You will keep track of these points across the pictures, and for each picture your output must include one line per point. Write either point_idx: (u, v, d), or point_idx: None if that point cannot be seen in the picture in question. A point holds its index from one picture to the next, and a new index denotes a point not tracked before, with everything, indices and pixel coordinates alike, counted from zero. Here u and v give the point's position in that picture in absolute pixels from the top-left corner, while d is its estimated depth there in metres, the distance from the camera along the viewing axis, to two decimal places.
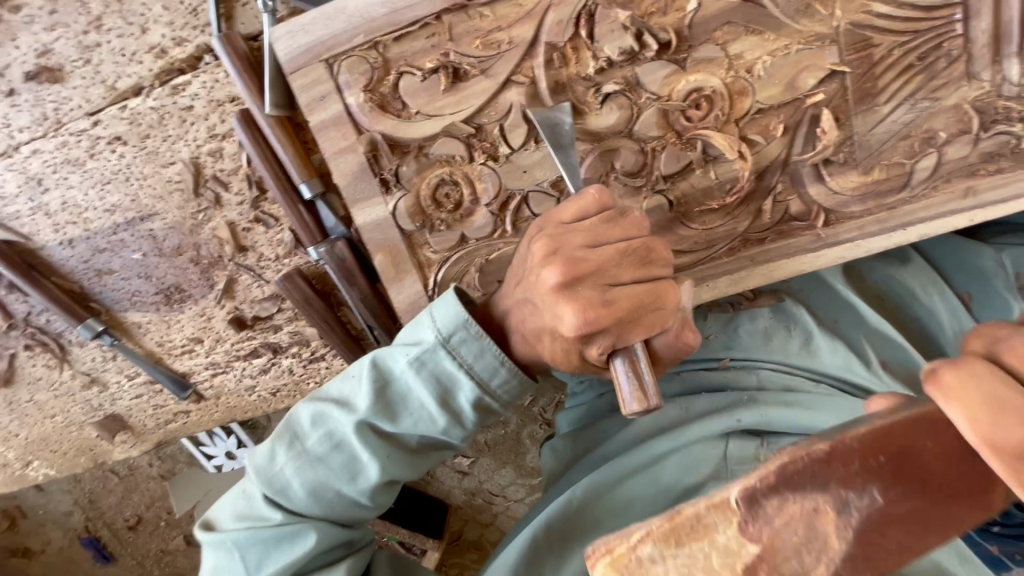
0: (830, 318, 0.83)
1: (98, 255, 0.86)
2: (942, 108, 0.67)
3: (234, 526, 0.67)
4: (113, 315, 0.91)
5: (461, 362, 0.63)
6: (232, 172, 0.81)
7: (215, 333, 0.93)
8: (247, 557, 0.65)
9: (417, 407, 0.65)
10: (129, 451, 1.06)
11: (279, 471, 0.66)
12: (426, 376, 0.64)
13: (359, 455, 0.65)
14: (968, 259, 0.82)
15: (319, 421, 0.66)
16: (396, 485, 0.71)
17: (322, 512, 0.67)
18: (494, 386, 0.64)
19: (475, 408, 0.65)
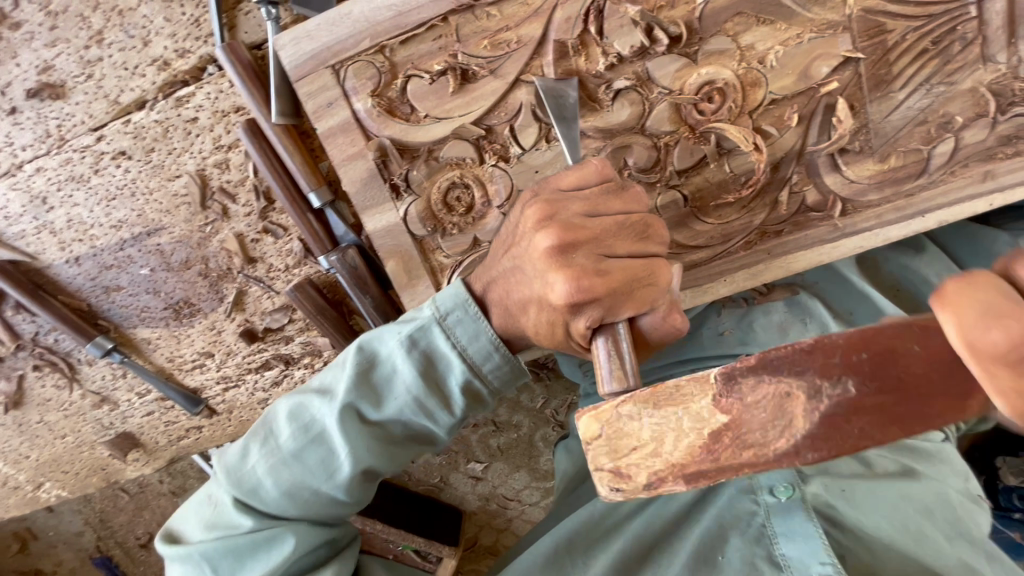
0: (845, 309, 0.81)
1: (106, 271, 0.85)
2: (958, 92, 0.66)
3: (202, 534, 0.65)
4: (122, 331, 0.90)
5: (455, 343, 0.62)
6: (239, 182, 0.80)
7: (226, 347, 0.92)
8: (219, 567, 0.64)
9: (401, 394, 0.63)
10: (142, 469, 1.05)
11: (251, 471, 0.64)
12: (415, 357, 0.62)
13: (337, 449, 0.63)
14: (986, 245, 0.81)
15: (295, 416, 0.65)
16: (376, 480, 0.69)
17: (297, 513, 0.65)
18: (486, 370, 0.63)
19: (465, 393, 0.64)
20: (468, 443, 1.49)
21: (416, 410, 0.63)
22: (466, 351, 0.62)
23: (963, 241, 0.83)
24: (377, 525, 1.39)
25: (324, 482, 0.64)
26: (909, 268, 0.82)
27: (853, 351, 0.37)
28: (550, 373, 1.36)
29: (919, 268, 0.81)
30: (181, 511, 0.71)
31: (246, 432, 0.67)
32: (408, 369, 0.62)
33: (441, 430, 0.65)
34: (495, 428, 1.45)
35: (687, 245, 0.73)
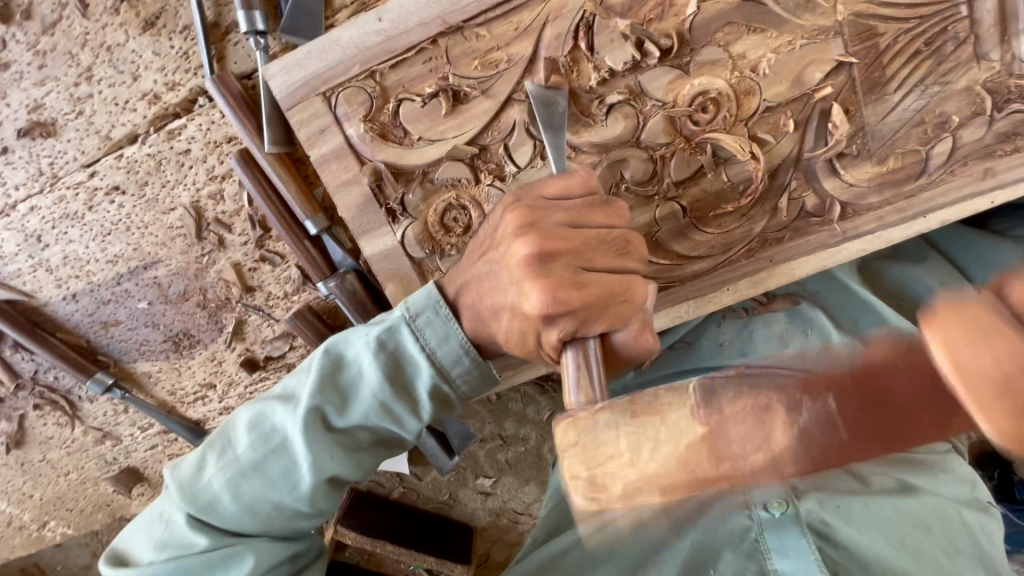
0: (849, 319, 0.80)
1: (103, 306, 0.85)
2: (953, 92, 0.66)
3: (155, 555, 0.64)
4: (122, 366, 0.89)
5: (424, 343, 0.62)
6: (234, 213, 0.79)
7: (227, 377, 0.90)
8: None
9: (366, 397, 0.63)
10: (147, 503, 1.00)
11: (207, 484, 0.64)
12: (383, 358, 0.62)
13: (299, 458, 0.63)
14: (988, 249, 0.80)
15: (256, 425, 0.64)
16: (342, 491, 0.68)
17: (257, 529, 0.65)
18: (455, 374, 0.63)
19: (433, 397, 0.64)
20: (476, 458, 1.47)
21: (380, 414, 0.64)
22: (430, 353, 0.62)
23: (968, 240, 0.81)
24: (386, 547, 1.39)
25: (284, 494, 0.63)
26: (911, 273, 0.81)
27: (833, 378, 0.38)
28: (556, 385, 1.37)
29: (922, 272, 0.80)
30: (127, 532, 0.70)
31: (201, 444, 0.66)
32: (375, 372, 0.62)
33: (408, 432, 0.66)
34: (502, 442, 1.45)
35: (688, 256, 0.73)
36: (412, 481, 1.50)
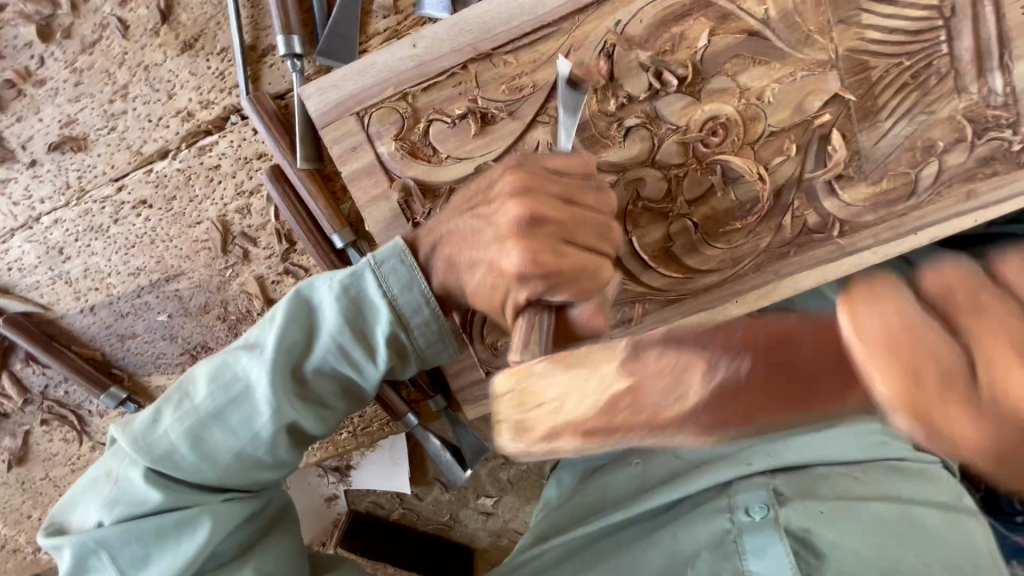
0: None
1: (122, 319, 0.85)
2: (938, 120, 0.72)
3: (104, 514, 0.62)
4: (136, 380, 0.88)
5: (387, 291, 0.64)
6: (260, 227, 0.81)
7: None
8: (125, 552, 0.61)
9: (327, 344, 0.65)
10: None
11: (162, 436, 0.62)
12: (346, 306, 0.64)
13: (258, 405, 0.63)
14: None
15: (215, 376, 0.64)
16: (300, 448, 0.68)
17: (213, 479, 0.64)
18: (414, 325, 0.66)
19: (392, 346, 0.66)
20: (478, 478, 1.48)
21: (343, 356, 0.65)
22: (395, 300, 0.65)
23: None
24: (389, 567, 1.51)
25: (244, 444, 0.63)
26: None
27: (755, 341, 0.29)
28: None
29: None
30: (67, 497, 0.66)
31: (159, 397, 0.65)
32: (338, 318, 0.64)
33: (367, 382, 0.67)
34: (504, 460, 1.46)
35: (699, 270, 0.78)
36: (412, 502, 1.49)
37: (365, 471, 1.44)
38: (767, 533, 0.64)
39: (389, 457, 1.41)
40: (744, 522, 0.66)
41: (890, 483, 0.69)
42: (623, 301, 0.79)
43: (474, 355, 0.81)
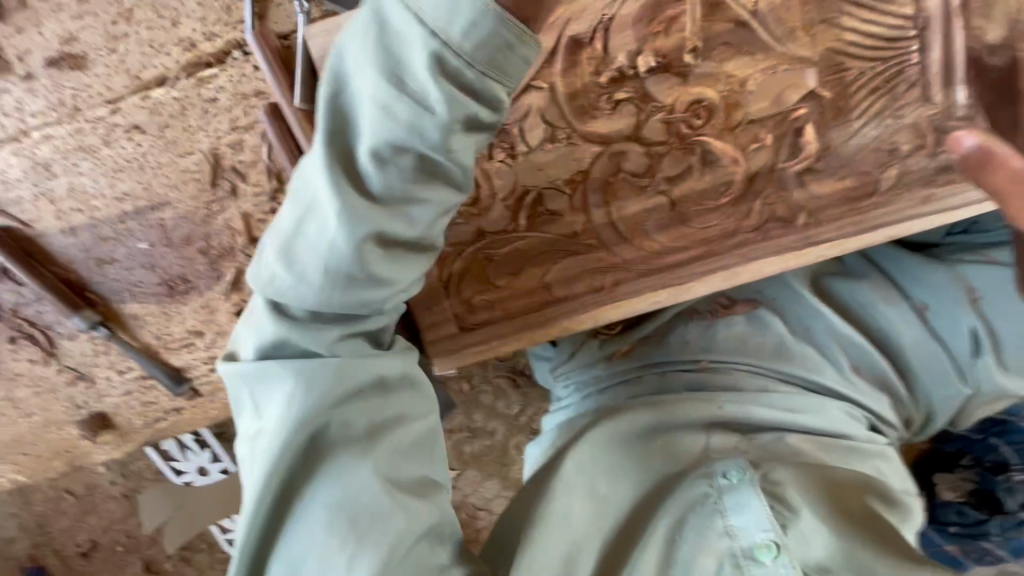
0: (801, 324, 0.89)
1: (102, 243, 0.85)
2: (902, 125, 0.77)
3: (263, 341, 0.57)
4: (110, 306, 0.89)
5: (417, 9, 0.47)
6: (251, 164, 0.82)
7: (218, 326, 0.91)
8: (313, 380, 0.56)
9: (365, 93, 0.50)
10: (114, 453, 0.99)
11: (262, 261, 0.56)
12: (371, 31, 0.49)
13: (320, 193, 0.52)
14: (920, 272, 0.91)
15: (290, 188, 0.56)
16: (370, 258, 0.54)
17: (306, 352, 0.57)
18: (458, 33, 0.47)
19: (438, 80, 0.48)
20: None
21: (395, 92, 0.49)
22: (439, 44, 0.47)
23: (908, 260, 0.92)
24: None
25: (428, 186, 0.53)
26: (860, 290, 0.90)
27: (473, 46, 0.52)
28: (528, 380, 1.43)
29: (868, 287, 0.90)
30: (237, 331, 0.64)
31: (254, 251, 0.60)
32: (370, 61, 0.49)
33: (426, 140, 0.51)
34: (469, 434, 1.49)
35: (672, 247, 0.81)
36: None
37: None
38: (746, 491, 0.68)
39: None
40: (723, 486, 0.70)
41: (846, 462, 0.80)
42: (597, 270, 0.82)
43: (450, 309, 0.83)
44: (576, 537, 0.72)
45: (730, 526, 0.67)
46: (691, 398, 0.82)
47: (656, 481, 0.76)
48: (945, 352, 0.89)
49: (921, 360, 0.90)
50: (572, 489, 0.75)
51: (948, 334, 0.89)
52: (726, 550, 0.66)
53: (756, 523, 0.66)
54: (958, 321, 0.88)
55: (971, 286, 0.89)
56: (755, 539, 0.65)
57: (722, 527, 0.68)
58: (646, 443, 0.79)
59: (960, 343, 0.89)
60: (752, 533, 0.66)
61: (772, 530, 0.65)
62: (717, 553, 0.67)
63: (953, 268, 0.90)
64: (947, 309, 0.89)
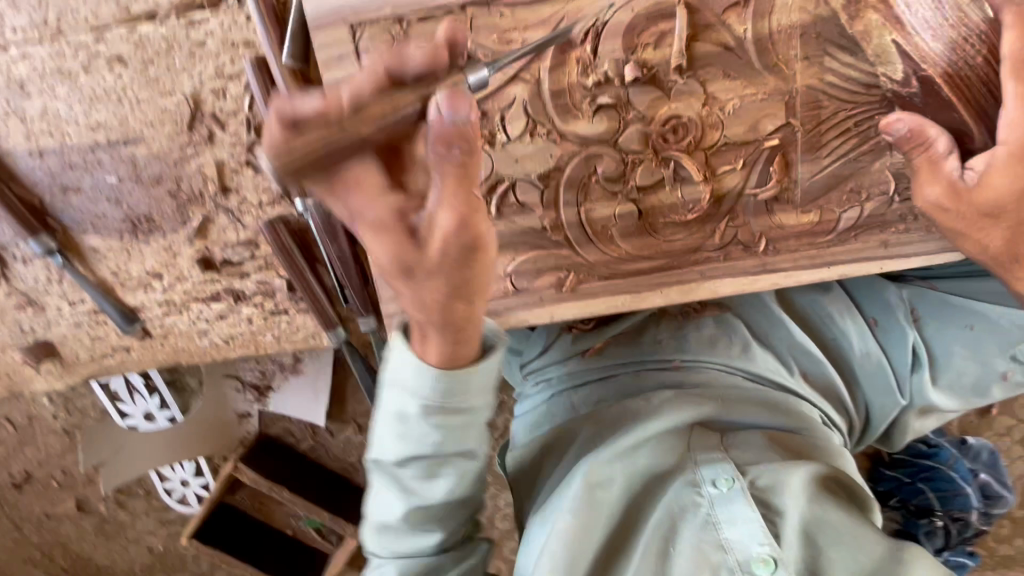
0: (764, 330, 1.03)
1: (69, 170, 0.84)
2: (869, 170, 0.80)
3: (398, 514, 0.74)
4: (70, 235, 0.88)
5: (423, 398, 0.68)
6: (232, 113, 0.82)
7: (178, 271, 0.89)
8: (394, 542, 0.76)
9: (408, 421, 0.70)
10: (54, 383, 0.97)
11: (397, 522, 0.74)
12: (419, 419, 0.69)
13: (435, 476, 0.72)
14: (877, 290, 1.05)
15: (391, 472, 0.73)
16: (467, 448, 0.73)
17: (422, 505, 0.73)
18: (428, 442, 0.70)
19: (441, 425, 0.69)
20: None
21: (446, 401, 0.68)
22: (418, 414, 0.69)
23: (864, 278, 1.06)
24: (284, 493, 1.36)
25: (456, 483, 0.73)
26: (818, 302, 1.04)
27: None
28: None
29: (826, 300, 1.04)
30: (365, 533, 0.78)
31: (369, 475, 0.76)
32: (407, 364, 0.68)
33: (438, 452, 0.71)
34: None
35: (635, 255, 0.84)
36: (324, 435, 1.51)
37: (285, 395, 1.45)
38: (741, 504, 0.74)
39: (310, 387, 1.44)
40: (713, 494, 0.76)
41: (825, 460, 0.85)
42: (560, 266, 0.84)
43: None
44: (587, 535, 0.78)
45: (725, 537, 0.73)
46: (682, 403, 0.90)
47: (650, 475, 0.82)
48: (888, 367, 1.04)
49: (864, 370, 1.05)
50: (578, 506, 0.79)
51: (891, 350, 1.04)
52: (721, 561, 0.72)
53: (751, 536, 0.71)
54: (904, 337, 1.03)
55: (917, 306, 1.04)
56: (751, 552, 0.70)
57: (715, 536, 0.73)
58: (638, 443, 0.85)
59: (902, 358, 1.03)
60: (747, 546, 0.71)
61: (767, 545, 0.70)
62: (715, 562, 0.72)
63: (902, 288, 1.05)
64: (890, 329, 1.04)
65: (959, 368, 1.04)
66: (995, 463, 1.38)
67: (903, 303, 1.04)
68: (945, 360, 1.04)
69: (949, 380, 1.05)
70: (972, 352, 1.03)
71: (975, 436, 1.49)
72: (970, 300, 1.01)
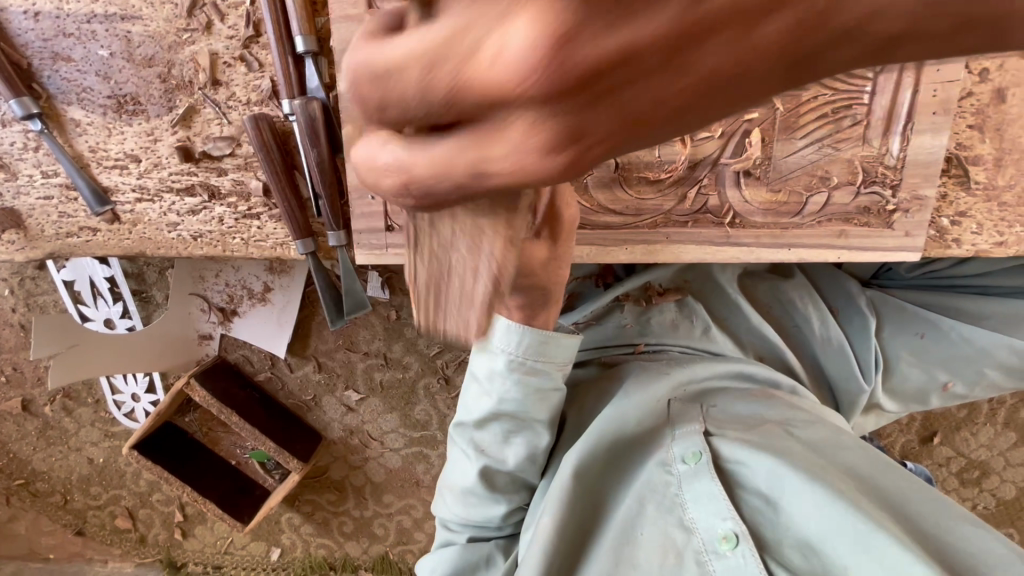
0: (722, 315, 1.12)
1: (63, 37, 0.84)
2: (839, 158, 0.83)
3: (472, 476, 0.97)
4: (52, 104, 0.87)
5: (499, 401, 0.91)
6: (232, 6, 0.83)
7: (156, 157, 0.89)
8: (479, 495, 0.98)
9: (470, 394, 0.95)
10: (13, 255, 0.95)
11: (472, 480, 0.97)
12: (483, 397, 0.93)
13: (518, 449, 0.95)
14: (838, 284, 1.11)
15: (482, 447, 0.96)
16: (507, 427, 0.94)
17: (510, 469, 0.97)
18: (524, 412, 0.93)
19: (528, 412, 0.93)
20: (352, 370, 1.51)
21: (534, 360, 0.87)
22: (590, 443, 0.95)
23: (830, 272, 1.12)
24: (232, 417, 1.35)
25: (525, 450, 0.96)
26: (781, 289, 1.11)
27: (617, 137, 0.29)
28: None
29: (788, 287, 1.10)
30: (455, 494, 1.00)
31: (450, 433, 1.01)
32: (501, 359, 0.88)
33: (542, 435, 0.96)
34: (384, 362, 1.50)
35: (607, 207, 0.85)
36: (283, 369, 1.51)
37: (248, 322, 1.44)
38: (703, 481, 0.81)
39: (276, 318, 1.43)
40: (681, 471, 0.84)
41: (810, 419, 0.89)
42: None
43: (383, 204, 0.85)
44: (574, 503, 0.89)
45: (689, 517, 0.81)
46: (653, 373, 0.99)
47: (634, 450, 0.93)
48: (850, 351, 1.08)
49: (827, 355, 1.09)
50: (560, 507, 0.88)
51: (854, 337, 1.09)
52: (687, 543, 0.79)
53: (714, 514, 0.78)
54: (865, 325, 1.07)
55: (878, 301, 1.09)
56: (716, 530, 0.77)
57: (681, 517, 0.81)
58: (626, 422, 0.94)
59: (863, 344, 1.07)
60: (712, 522, 0.78)
61: (729, 522, 0.76)
62: (681, 544, 0.79)
63: (862, 287, 1.10)
64: (853, 317, 1.09)
65: (904, 373, 1.09)
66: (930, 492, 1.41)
67: (863, 296, 1.08)
68: (893, 363, 1.09)
69: (898, 384, 1.10)
70: (918, 357, 1.07)
71: (915, 462, 1.54)
72: (925, 309, 1.07)
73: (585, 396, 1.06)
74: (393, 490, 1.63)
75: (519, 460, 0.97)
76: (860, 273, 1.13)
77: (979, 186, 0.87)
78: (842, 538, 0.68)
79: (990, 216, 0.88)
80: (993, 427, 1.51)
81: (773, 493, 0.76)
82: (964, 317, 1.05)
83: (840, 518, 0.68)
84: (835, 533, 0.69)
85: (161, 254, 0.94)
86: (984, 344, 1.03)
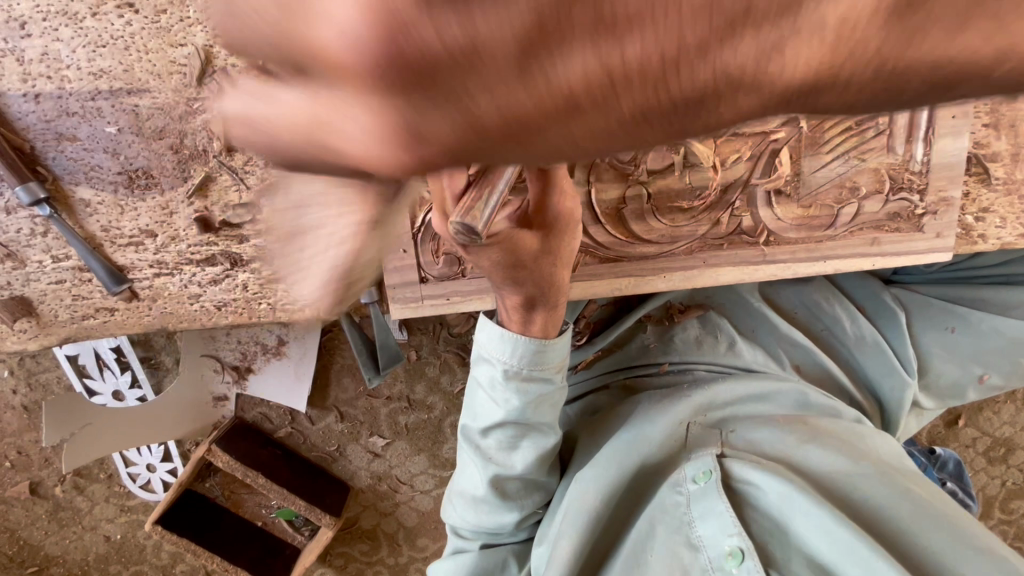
0: (748, 328, 1.11)
1: (66, 117, 0.81)
2: (866, 168, 0.84)
3: (479, 485, 0.93)
4: (60, 185, 0.83)
5: (499, 408, 0.87)
6: None
7: (173, 230, 0.86)
8: (488, 505, 0.94)
9: (472, 402, 0.92)
10: (25, 343, 0.91)
11: (478, 485, 0.93)
12: (484, 402, 0.89)
13: (523, 454, 0.91)
14: (860, 282, 1.12)
15: (487, 454, 0.92)
16: (512, 434, 0.90)
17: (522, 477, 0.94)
18: (529, 416, 0.88)
19: (529, 418, 0.88)
20: (376, 415, 1.47)
21: (531, 369, 0.84)
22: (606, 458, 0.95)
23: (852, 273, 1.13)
24: (257, 479, 1.31)
25: (533, 453, 0.91)
26: (803, 294, 1.11)
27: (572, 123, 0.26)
28: None
29: (808, 292, 1.11)
30: (465, 505, 0.97)
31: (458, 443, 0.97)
32: (499, 360, 0.84)
33: (551, 437, 0.92)
34: (407, 405, 1.47)
35: (642, 238, 0.85)
36: (303, 422, 1.46)
37: (264, 379, 1.40)
38: (710, 500, 0.81)
39: (293, 372, 1.39)
40: (693, 491, 0.84)
41: (829, 440, 0.90)
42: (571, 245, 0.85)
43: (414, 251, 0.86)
44: (585, 527, 0.88)
45: (697, 536, 0.79)
46: (674, 396, 0.98)
47: (649, 471, 0.93)
48: (886, 347, 1.09)
49: (861, 355, 1.10)
50: (576, 529, 0.87)
51: (887, 333, 1.10)
52: (694, 561, 0.78)
53: (722, 534, 0.77)
54: (895, 322, 1.09)
55: (901, 297, 1.10)
56: (721, 546, 0.77)
57: (689, 536, 0.80)
58: (644, 444, 0.93)
59: (899, 339, 1.08)
60: (719, 540, 0.77)
61: (736, 538, 0.76)
62: (689, 562, 0.78)
63: (883, 285, 1.11)
64: (881, 313, 1.10)
65: (938, 369, 1.10)
66: (961, 475, 1.43)
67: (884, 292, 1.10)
68: (925, 359, 1.10)
69: (932, 380, 1.11)
70: (950, 353, 1.09)
71: (943, 447, 1.55)
72: (950, 302, 1.08)
73: (603, 418, 1.03)
74: (428, 532, 1.59)
75: (529, 468, 0.93)
76: (882, 270, 1.14)
77: (1000, 182, 0.88)
78: (847, 559, 0.70)
79: (1012, 210, 0.90)
80: (1012, 404, 1.54)
81: (783, 514, 0.78)
82: (990, 307, 1.07)
83: (845, 539, 0.71)
84: (838, 554, 0.71)
85: (183, 327, 0.91)
86: (1014, 335, 1.05)
